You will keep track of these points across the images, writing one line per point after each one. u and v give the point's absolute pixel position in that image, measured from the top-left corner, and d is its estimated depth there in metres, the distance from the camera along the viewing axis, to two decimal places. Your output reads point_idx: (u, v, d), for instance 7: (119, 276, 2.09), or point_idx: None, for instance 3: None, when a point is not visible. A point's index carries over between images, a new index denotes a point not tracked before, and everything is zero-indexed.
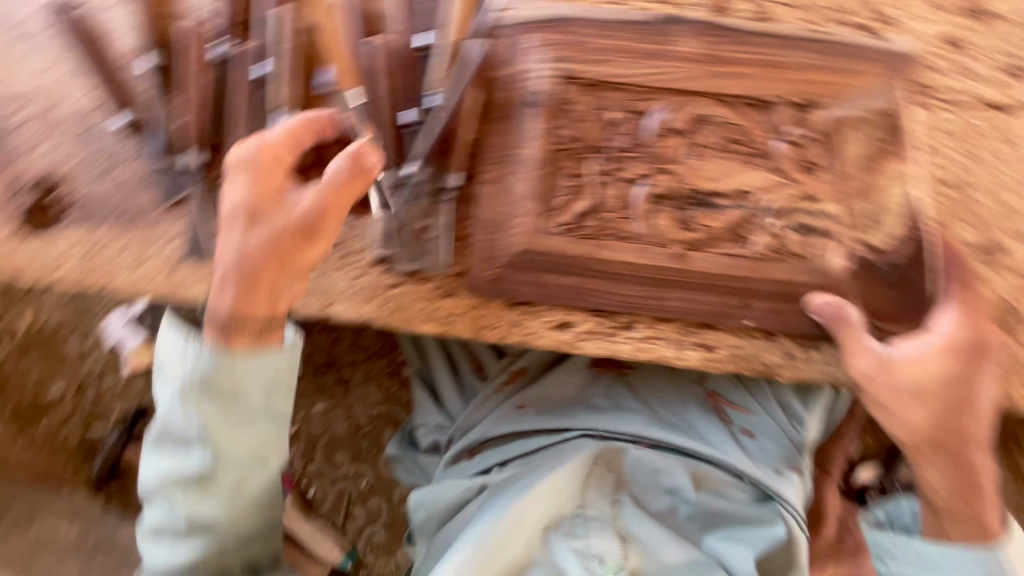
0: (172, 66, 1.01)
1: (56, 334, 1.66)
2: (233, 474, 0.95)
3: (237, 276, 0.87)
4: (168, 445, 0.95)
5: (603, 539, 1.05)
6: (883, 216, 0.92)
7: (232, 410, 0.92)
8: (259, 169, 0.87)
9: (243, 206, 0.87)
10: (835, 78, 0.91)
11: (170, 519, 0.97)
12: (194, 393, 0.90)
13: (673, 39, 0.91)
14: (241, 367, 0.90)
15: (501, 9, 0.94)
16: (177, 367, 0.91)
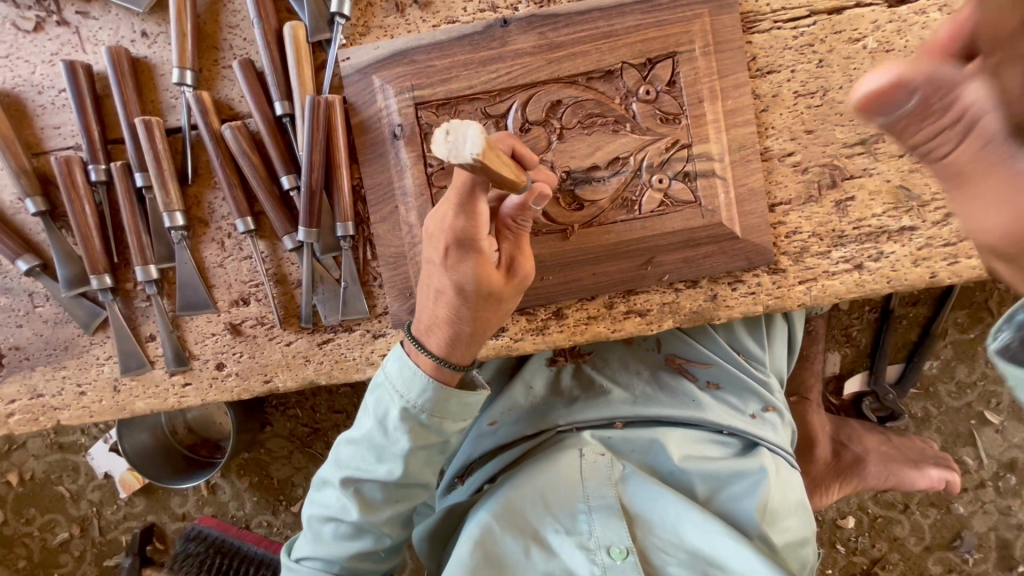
0: (54, 202, 1.04)
1: (44, 482, 1.67)
2: (408, 494, 0.94)
3: (441, 322, 0.86)
4: (354, 456, 0.91)
5: (609, 528, 0.99)
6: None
7: (429, 442, 0.89)
8: (450, 260, 0.79)
9: (459, 266, 0.79)
10: (665, 29, 0.94)
11: (336, 513, 0.92)
12: (403, 423, 0.87)
13: (506, 40, 0.95)
14: (449, 403, 0.87)
15: (341, 58, 0.97)
16: (397, 387, 0.87)
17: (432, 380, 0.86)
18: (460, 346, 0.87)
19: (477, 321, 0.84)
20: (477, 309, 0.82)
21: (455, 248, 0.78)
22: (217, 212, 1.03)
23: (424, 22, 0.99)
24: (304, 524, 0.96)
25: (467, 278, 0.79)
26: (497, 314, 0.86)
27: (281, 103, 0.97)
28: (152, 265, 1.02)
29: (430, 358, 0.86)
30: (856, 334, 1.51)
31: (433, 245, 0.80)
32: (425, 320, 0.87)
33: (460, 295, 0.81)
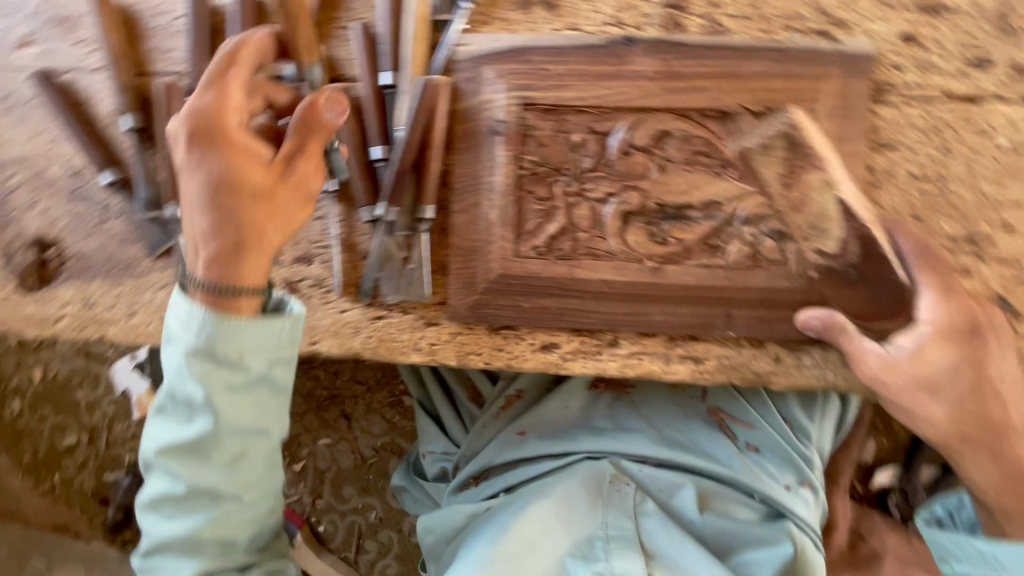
0: (149, 124, 1.05)
1: (64, 385, 1.70)
2: (228, 457, 0.85)
3: (208, 239, 0.81)
4: (180, 407, 0.85)
5: (626, 560, 0.95)
6: (822, 229, 0.91)
7: (239, 382, 0.83)
8: (195, 142, 0.81)
9: (211, 155, 0.81)
10: (792, 82, 0.91)
11: (168, 485, 0.86)
12: (198, 372, 0.82)
13: (627, 60, 0.93)
14: (242, 335, 0.82)
15: (458, 43, 0.96)
16: (177, 336, 0.83)
17: (211, 315, 0.81)
18: (238, 261, 0.82)
19: (249, 224, 0.82)
20: (234, 217, 0.81)
21: (201, 142, 0.81)
22: None
23: (548, 24, 0.98)
24: (145, 515, 0.89)
25: (218, 170, 0.80)
26: (291, 216, 0.87)
27: (390, 74, 0.96)
28: None
29: (205, 282, 0.81)
30: (894, 426, 1.48)
31: (180, 149, 0.82)
32: (194, 238, 0.83)
33: (209, 191, 0.80)
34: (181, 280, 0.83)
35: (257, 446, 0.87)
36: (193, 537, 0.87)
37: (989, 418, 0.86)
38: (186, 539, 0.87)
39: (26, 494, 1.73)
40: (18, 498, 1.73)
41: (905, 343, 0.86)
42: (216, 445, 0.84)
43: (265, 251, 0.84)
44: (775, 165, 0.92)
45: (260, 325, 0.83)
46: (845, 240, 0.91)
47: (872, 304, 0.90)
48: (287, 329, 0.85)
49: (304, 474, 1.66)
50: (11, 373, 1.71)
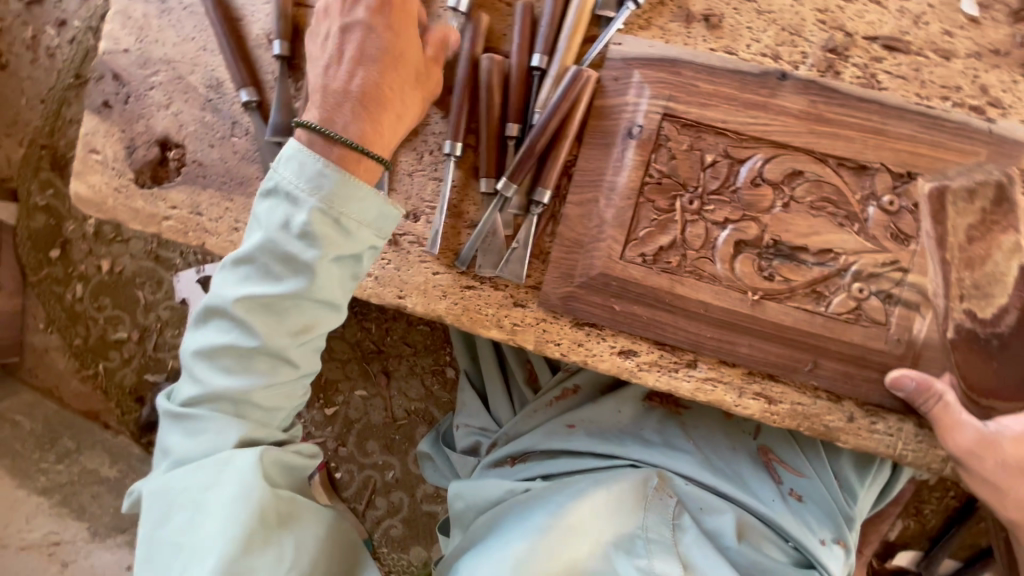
0: (296, 54, 1.08)
1: (128, 281, 1.76)
2: (305, 323, 0.86)
3: (353, 99, 0.89)
4: (269, 257, 0.84)
5: (667, 562, 0.92)
6: (988, 291, 0.91)
7: (341, 249, 0.85)
8: (380, 7, 0.92)
9: (394, 28, 0.92)
10: (937, 151, 0.91)
11: (233, 338, 0.85)
12: (314, 229, 0.82)
13: (777, 93, 0.94)
14: (358, 203, 0.84)
15: (613, 41, 0.98)
16: (297, 189, 0.83)
17: (341, 172, 0.84)
18: (378, 124, 0.90)
19: (393, 95, 0.92)
20: (395, 86, 0.92)
21: (394, 14, 0.92)
22: (431, 128, 1.06)
23: (705, 42, 0.99)
24: (193, 364, 0.86)
25: (396, 40, 0.92)
26: (431, 94, 0.97)
27: (540, 57, 0.98)
28: None
29: (339, 136, 0.87)
30: (926, 512, 1.46)
31: (372, 16, 0.92)
32: (329, 103, 0.89)
33: (383, 56, 0.91)
34: (329, 133, 0.87)
35: (330, 320, 0.89)
36: (248, 397, 0.85)
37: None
38: (237, 398, 0.85)
39: (68, 376, 1.78)
40: (59, 378, 1.78)
41: (1010, 423, 0.88)
42: (301, 307, 0.85)
43: (399, 123, 0.93)
44: (971, 214, 0.91)
45: (374, 204, 0.86)
46: (1005, 308, 0.91)
47: (994, 378, 0.90)
48: (392, 219, 0.88)
49: (334, 419, 1.70)
50: (80, 258, 1.77)
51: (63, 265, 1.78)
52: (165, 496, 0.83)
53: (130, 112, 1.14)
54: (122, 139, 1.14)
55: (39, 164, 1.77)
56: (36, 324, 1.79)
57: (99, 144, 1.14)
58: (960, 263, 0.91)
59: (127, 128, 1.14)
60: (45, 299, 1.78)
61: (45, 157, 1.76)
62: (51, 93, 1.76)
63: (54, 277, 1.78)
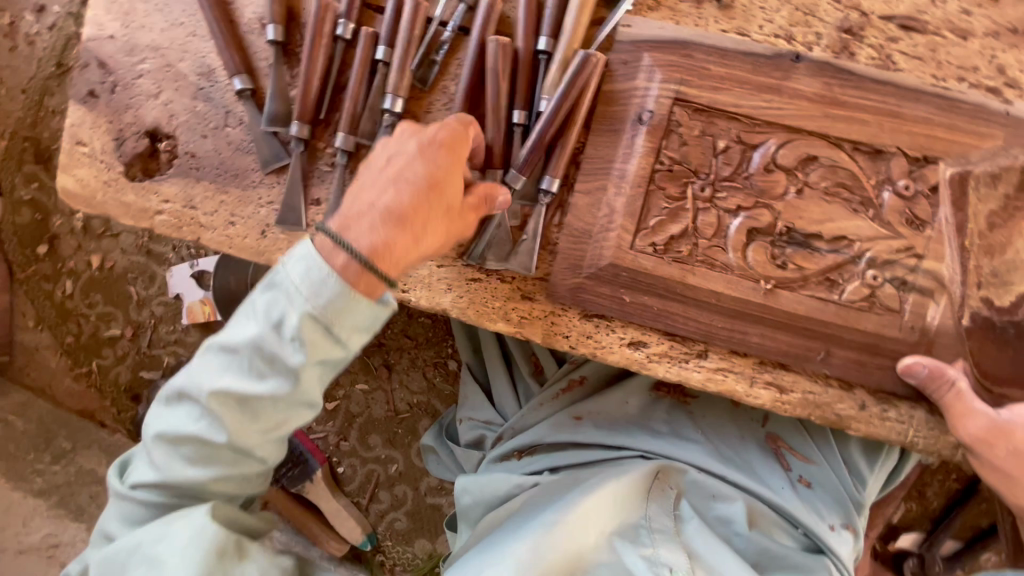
0: (292, 39, 1.04)
1: (120, 277, 1.72)
2: (285, 416, 0.81)
3: (380, 220, 0.80)
4: (250, 352, 0.77)
5: (672, 551, 0.92)
6: (1006, 279, 0.91)
7: (326, 356, 0.78)
8: (434, 141, 0.84)
9: (439, 154, 0.84)
10: (955, 134, 0.89)
11: (199, 432, 0.79)
12: (302, 335, 0.76)
13: (791, 76, 0.92)
14: (351, 311, 0.77)
15: (622, 23, 0.95)
16: (296, 289, 0.75)
17: (342, 282, 0.75)
18: (394, 248, 0.79)
19: (425, 220, 0.82)
20: (420, 213, 0.81)
21: (444, 148, 0.84)
22: (434, 115, 1.02)
23: (716, 22, 0.95)
24: (155, 445, 0.82)
25: (436, 168, 0.83)
26: (459, 235, 0.88)
27: (547, 40, 0.95)
28: (354, 137, 1.01)
29: (353, 255, 0.77)
30: (928, 495, 1.49)
31: (426, 142, 0.84)
32: (354, 220, 0.80)
33: (420, 182, 0.82)
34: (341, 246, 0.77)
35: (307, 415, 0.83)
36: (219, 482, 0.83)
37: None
38: (207, 485, 0.83)
39: (60, 375, 1.74)
40: (52, 376, 1.75)
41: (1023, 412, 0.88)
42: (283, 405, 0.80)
43: (414, 248, 0.82)
44: (992, 201, 0.90)
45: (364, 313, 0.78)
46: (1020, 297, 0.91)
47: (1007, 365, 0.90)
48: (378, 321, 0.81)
49: (335, 414, 1.67)
50: (69, 254, 1.72)
51: (51, 261, 1.73)
52: (114, 554, 0.81)
53: (118, 101, 1.09)
54: (110, 130, 1.10)
55: (22, 157, 1.70)
56: (25, 322, 1.74)
57: (86, 135, 1.10)
58: (980, 251, 0.91)
59: (115, 118, 1.09)
60: (33, 296, 1.73)
61: (27, 149, 1.70)
62: (32, 82, 1.69)
63: (42, 273, 1.73)
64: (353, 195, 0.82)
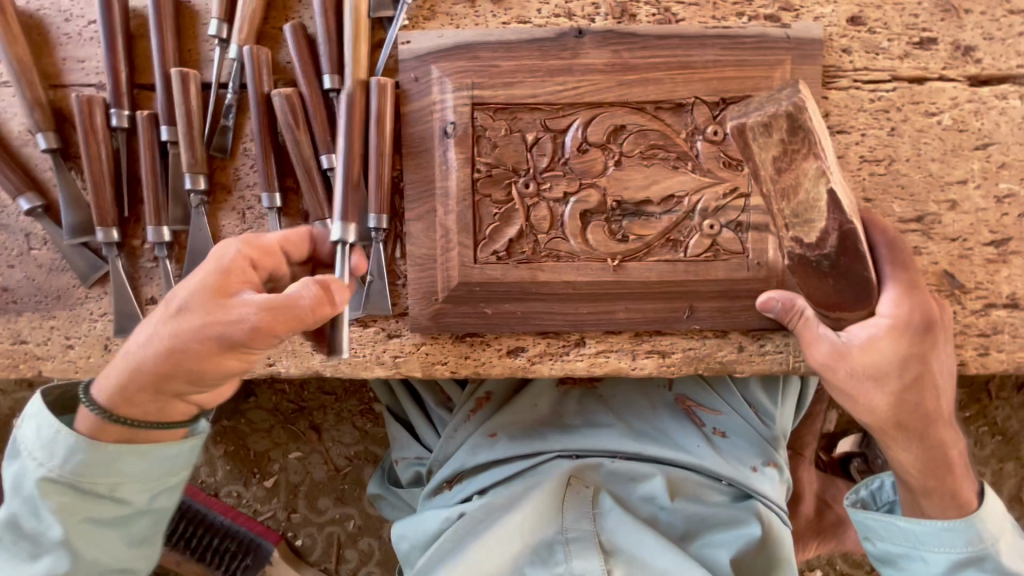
0: (70, 141, 0.96)
1: (6, 420, 1.57)
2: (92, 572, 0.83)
3: (119, 360, 0.79)
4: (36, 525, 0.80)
5: (587, 559, 0.98)
6: (808, 218, 0.75)
7: (105, 514, 0.82)
8: (207, 258, 0.78)
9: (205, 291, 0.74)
10: (745, 70, 0.90)
11: None
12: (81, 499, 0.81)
13: (579, 52, 0.90)
14: (114, 463, 0.80)
15: (401, 41, 0.91)
16: (36, 456, 0.80)
17: (82, 440, 0.79)
18: (125, 388, 0.78)
19: (157, 355, 0.74)
20: (173, 355, 0.74)
21: (211, 278, 0.75)
22: (244, 181, 0.97)
23: (495, 17, 0.94)
24: None
25: (194, 289, 0.74)
26: (195, 369, 0.74)
27: (331, 77, 0.91)
28: (165, 226, 0.95)
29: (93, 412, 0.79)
30: None
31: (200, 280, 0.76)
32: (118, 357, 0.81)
33: (162, 305, 0.76)
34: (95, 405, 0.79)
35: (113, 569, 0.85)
36: None
37: (924, 409, 0.84)
38: None
39: None
40: None
41: (857, 333, 0.83)
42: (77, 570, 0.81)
43: (145, 388, 0.77)
44: (772, 149, 0.72)
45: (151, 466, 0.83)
46: (826, 232, 0.76)
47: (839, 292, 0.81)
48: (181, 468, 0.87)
49: (276, 490, 1.61)
50: None
51: None
52: None
53: None
54: None
55: None
56: None
57: None
58: (774, 196, 0.76)
59: None
60: None
61: None
62: None
63: None
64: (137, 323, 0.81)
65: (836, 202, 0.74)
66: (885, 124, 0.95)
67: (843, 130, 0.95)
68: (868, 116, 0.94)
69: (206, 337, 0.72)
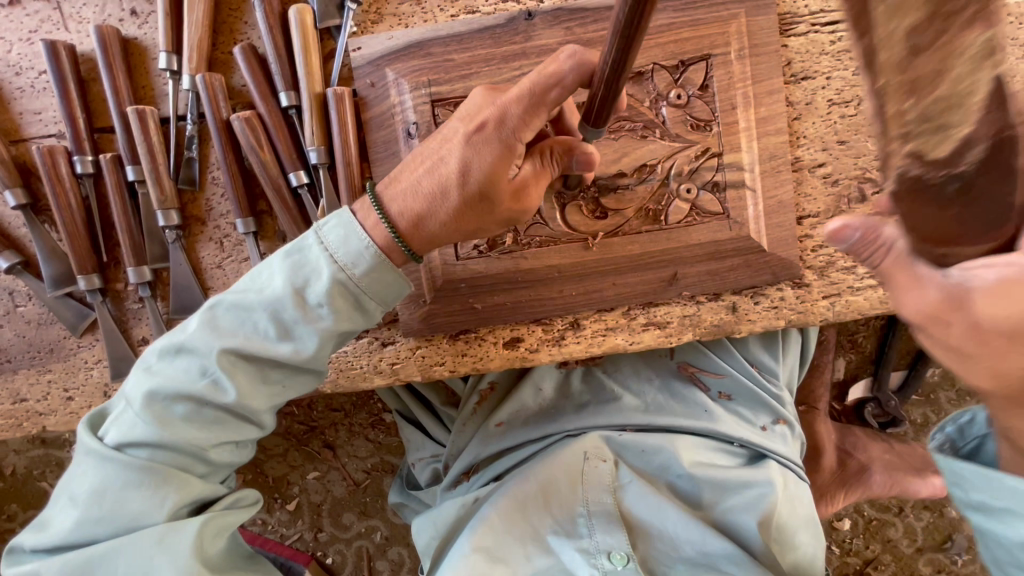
0: (38, 195, 0.96)
1: (26, 478, 1.56)
2: (199, 443, 0.77)
3: (406, 200, 0.74)
4: (237, 329, 0.75)
5: (609, 534, 0.98)
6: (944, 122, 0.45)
7: (205, 418, 0.77)
8: (533, 108, 0.70)
9: (480, 151, 0.71)
10: (699, 29, 0.89)
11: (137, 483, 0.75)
12: (332, 297, 0.74)
13: (531, 34, 0.89)
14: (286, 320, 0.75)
15: (351, 48, 0.90)
16: (268, 289, 0.75)
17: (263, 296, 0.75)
18: (430, 222, 0.75)
19: (450, 218, 0.75)
20: (451, 224, 0.75)
21: (494, 150, 0.71)
22: (217, 210, 0.97)
23: (442, 11, 0.94)
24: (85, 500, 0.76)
25: (480, 169, 0.72)
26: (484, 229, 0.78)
27: (287, 94, 0.90)
28: (146, 265, 0.95)
29: (387, 230, 0.74)
30: (861, 341, 1.51)
31: (436, 143, 0.75)
32: (398, 183, 0.76)
33: (452, 170, 0.72)
34: (372, 207, 0.75)
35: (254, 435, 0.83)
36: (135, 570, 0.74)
37: None
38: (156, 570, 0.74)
39: None
40: None
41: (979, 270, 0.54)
42: (159, 445, 0.76)
43: (439, 236, 0.77)
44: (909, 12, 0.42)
45: (382, 263, 0.74)
46: (967, 141, 0.46)
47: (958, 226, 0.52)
48: (404, 288, 0.78)
49: (299, 512, 1.62)
50: None
51: None
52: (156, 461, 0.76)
53: None
54: None
55: None
56: None
57: None
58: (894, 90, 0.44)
59: None
60: None
61: None
62: None
63: None
64: (415, 154, 0.77)
65: (1001, 96, 0.45)
66: (848, 64, 0.94)
67: (808, 76, 0.94)
68: (831, 59, 0.93)
69: (501, 205, 0.75)
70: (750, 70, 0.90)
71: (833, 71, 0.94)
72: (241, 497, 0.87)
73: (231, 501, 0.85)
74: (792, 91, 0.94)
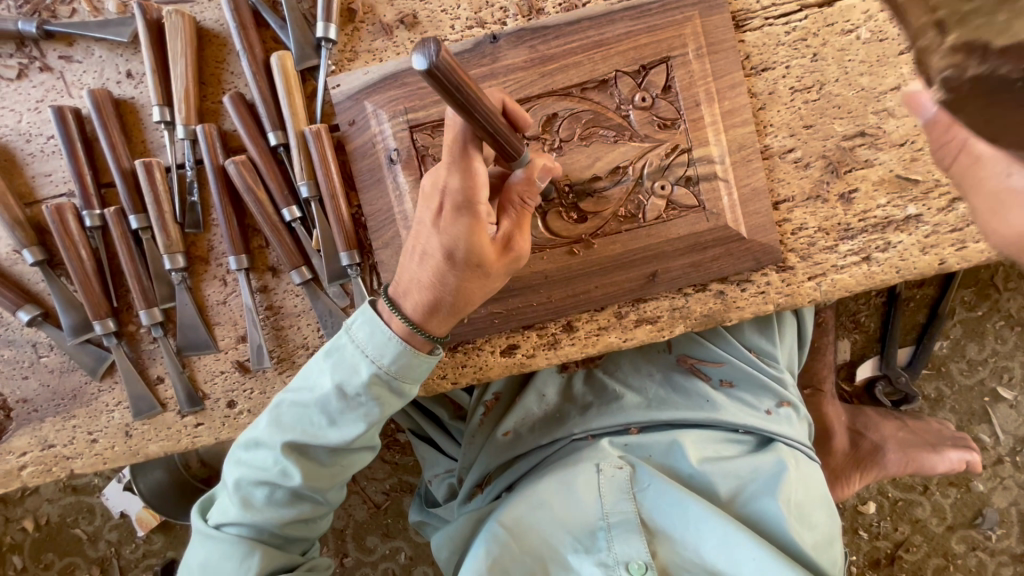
0: (52, 250, 1.03)
1: (60, 526, 1.61)
2: (280, 520, 0.87)
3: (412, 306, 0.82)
4: (298, 422, 0.84)
5: (627, 544, 0.99)
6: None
7: (283, 500, 0.86)
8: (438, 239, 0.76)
9: (452, 266, 0.78)
10: (657, 34, 0.93)
11: (232, 552, 0.86)
12: (369, 389, 0.82)
13: (497, 55, 0.94)
14: (337, 411, 0.83)
15: (331, 85, 0.97)
16: (319, 386, 0.83)
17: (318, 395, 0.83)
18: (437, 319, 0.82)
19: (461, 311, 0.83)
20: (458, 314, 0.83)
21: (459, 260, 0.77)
22: (219, 249, 1.03)
23: (412, 43, 0.99)
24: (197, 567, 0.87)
25: (459, 283, 0.79)
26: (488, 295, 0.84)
27: (275, 134, 0.96)
28: (156, 307, 1.01)
29: (403, 321, 0.81)
30: (863, 320, 1.51)
31: (436, 268, 0.78)
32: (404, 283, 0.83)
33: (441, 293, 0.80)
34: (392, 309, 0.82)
35: (323, 509, 0.91)
36: None
37: None
38: None
39: None
40: None
41: None
42: (247, 524, 0.86)
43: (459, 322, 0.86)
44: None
45: (408, 353, 0.82)
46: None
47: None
48: (432, 364, 0.85)
49: (323, 538, 1.65)
50: None
51: None
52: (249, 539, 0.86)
53: None
54: None
55: None
56: None
57: None
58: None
59: None
60: None
61: None
62: None
63: None
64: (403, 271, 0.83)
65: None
66: (805, 53, 0.97)
67: (767, 68, 0.97)
68: (788, 49, 0.97)
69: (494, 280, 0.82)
70: (709, 67, 0.94)
71: (791, 61, 0.97)
72: (316, 564, 0.95)
73: (310, 566, 0.94)
74: (753, 82, 0.98)
